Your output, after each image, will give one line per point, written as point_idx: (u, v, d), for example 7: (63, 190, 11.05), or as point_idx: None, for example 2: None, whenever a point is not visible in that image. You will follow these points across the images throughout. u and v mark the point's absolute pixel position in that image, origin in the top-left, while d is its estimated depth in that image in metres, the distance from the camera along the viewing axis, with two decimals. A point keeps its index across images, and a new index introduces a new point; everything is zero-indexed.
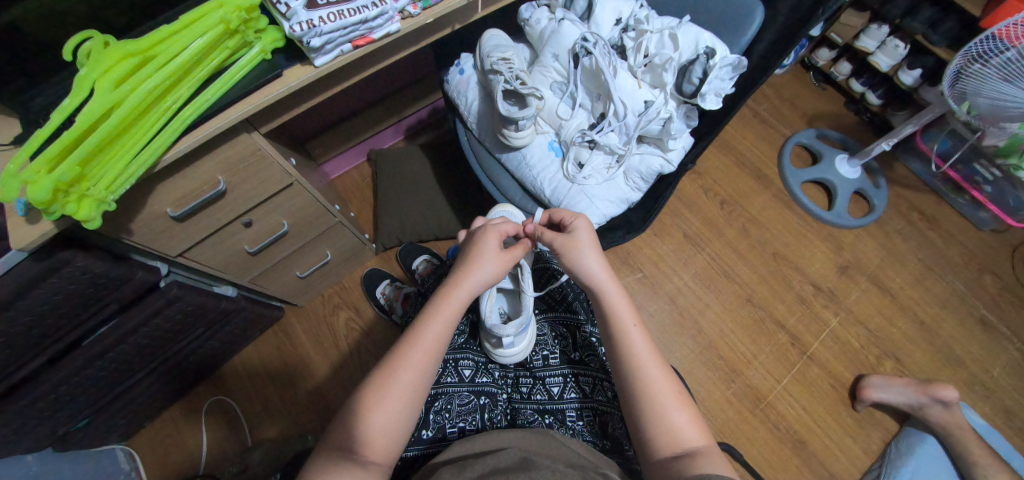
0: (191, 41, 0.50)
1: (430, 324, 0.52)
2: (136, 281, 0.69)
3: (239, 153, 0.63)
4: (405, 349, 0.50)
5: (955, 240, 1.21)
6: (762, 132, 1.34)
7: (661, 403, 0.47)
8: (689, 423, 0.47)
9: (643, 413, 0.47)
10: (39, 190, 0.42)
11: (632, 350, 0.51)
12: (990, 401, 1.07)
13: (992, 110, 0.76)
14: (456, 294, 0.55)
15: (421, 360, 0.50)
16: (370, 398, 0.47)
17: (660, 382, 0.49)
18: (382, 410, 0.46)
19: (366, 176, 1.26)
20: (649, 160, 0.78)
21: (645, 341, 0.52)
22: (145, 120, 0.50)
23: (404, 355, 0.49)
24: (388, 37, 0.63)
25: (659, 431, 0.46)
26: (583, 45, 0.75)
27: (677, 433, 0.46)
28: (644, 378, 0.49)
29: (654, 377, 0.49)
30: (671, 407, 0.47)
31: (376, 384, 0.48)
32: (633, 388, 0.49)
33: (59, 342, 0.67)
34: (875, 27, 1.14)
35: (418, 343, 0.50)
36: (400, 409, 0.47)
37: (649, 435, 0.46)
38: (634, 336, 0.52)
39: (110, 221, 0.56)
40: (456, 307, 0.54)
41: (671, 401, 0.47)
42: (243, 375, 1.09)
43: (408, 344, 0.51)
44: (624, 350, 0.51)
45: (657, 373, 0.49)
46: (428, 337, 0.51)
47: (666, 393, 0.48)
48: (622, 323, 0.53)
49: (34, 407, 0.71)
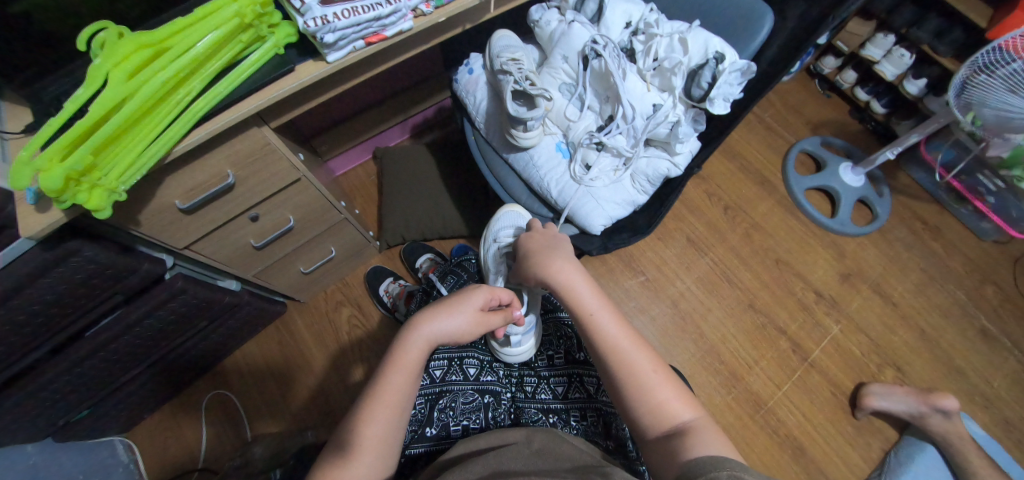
0: (206, 34, 0.50)
1: (394, 373, 0.50)
2: (141, 273, 0.69)
3: (250, 146, 0.63)
4: (375, 400, 0.49)
5: (958, 250, 1.22)
6: (767, 138, 1.34)
7: (643, 384, 0.47)
8: (675, 398, 0.46)
9: (629, 398, 0.47)
10: (51, 179, 0.43)
11: (605, 336, 0.51)
12: (990, 411, 1.07)
13: (998, 121, 0.77)
14: (422, 343, 0.52)
15: (392, 414, 0.49)
16: (337, 460, 0.46)
17: (639, 361, 0.49)
18: (352, 469, 0.45)
19: (371, 173, 1.26)
20: (656, 163, 0.78)
21: (616, 323, 0.52)
22: (156, 113, 0.50)
23: (369, 409, 0.48)
24: (401, 34, 0.63)
25: (645, 413, 0.46)
26: (593, 48, 0.75)
27: (662, 410, 0.45)
28: (620, 362, 0.49)
29: (633, 357, 0.49)
30: (655, 385, 0.47)
31: (342, 451, 0.46)
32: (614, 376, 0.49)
33: (65, 331, 0.67)
34: (881, 36, 1.14)
35: (384, 395, 0.49)
36: (374, 462, 0.46)
37: (637, 417, 0.46)
38: (604, 321, 0.52)
39: (120, 211, 0.56)
40: (417, 358, 0.52)
41: (652, 378, 0.47)
42: (244, 370, 1.08)
43: (371, 398, 0.49)
44: (598, 338, 0.51)
45: (635, 351, 0.49)
46: (395, 392, 0.50)
47: (645, 371, 0.48)
48: (588, 313, 0.53)
49: (36, 396, 0.71)
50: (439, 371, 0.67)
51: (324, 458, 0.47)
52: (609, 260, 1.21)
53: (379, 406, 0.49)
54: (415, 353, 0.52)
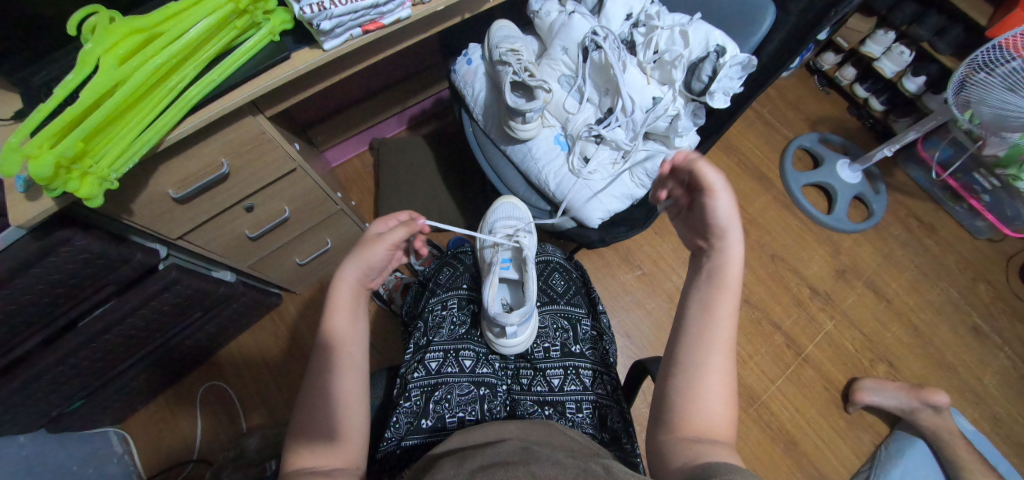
0: (198, 20, 0.49)
1: (333, 321, 0.50)
2: (134, 263, 0.68)
3: (245, 135, 0.62)
4: (326, 357, 0.48)
5: (952, 248, 1.22)
6: (766, 134, 1.34)
7: (703, 386, 0.41)
8: (726, 420, 0.41)
9: (680, 386, 0.42)
10: (41, 166, 0.42)
11: (705, 327, 0.43)
12: (979, 407, 1.08)
13: (994, 119, 0.77)
14: (346, 285, 0.52)
15: (343, 363, 0.48)
16: (303, 423, 0.45)
17: (716, 368, 0.42)
18: (319, 426, 0.45)
19: (368, 164, 1.25)
20: (655, 157, 0.78)
21: (730, 326, 0.44)
22: (149, 100, 0.49)
23: (325, 365, 0.47)
24: (399, 23, 0.62)
25: (682, 407, 0.41)
26: (593, 39, 0.74)
27: (706, 420, 0.40)
28: (706, 356, 0.42)
29: (717, 364, 0.42)
30: (711, 397, 0.41)
31: (302, 413, 0.45)
32: (686, 359, 0.43)
33: (56, 322, 0.66)
34: (881, 33, 1.14)
35: (334, 346, 0.48)
36: (336, 412, 0.46)
37: (678, 408, 0.41)
38: (718, 315, 0.44)
39: (111, 199, 0.55)
40: (348, 300, 0.51)
41: (716, 389, 0.41)
42: (239, 361, 1.08)
43: (322, 355, 0.48)
44: (696, 324, 0.44)
45: (721, 359, 0.43)
46: (339, 338, 0.49)
47: (721, 383, 0.42)
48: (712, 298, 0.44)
49: (28, 386, 0.71)
50: (435, 363, 0.67)
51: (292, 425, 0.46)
52: (606, 254, 1.21)
53: (333, 357, 0.48)
54: (345, 299, 0.51)
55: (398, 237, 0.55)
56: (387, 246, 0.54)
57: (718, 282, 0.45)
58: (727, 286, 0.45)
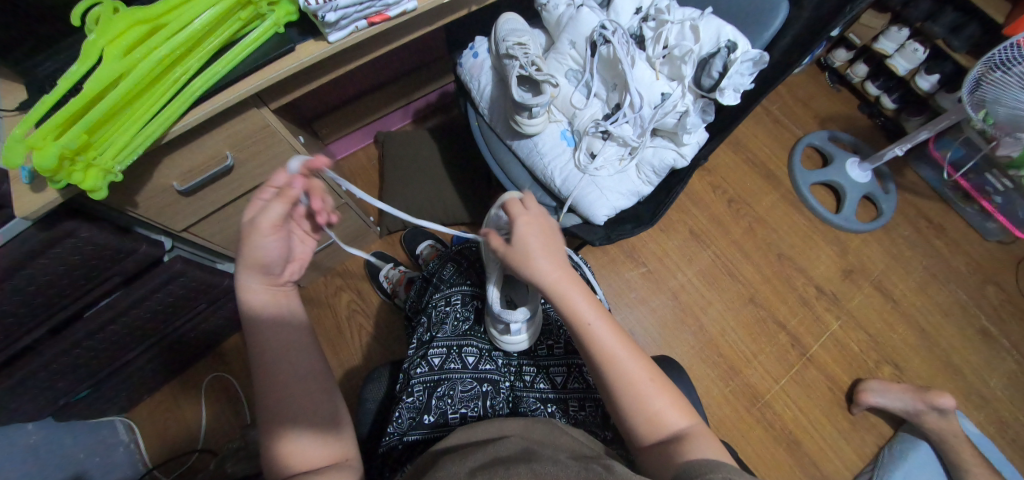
0: (202, 11, 0.48)
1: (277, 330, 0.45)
2: (139, 255, 0.68)
3: (249, 128, 0.61)
4: (278, 358, 0.44)
5: (961, 249, 1.21)
6: (775, 131, 1.33)
7: (639, 395, 0.44)
8: (671, 406, 0.44)
9: (624, 408, 0.44)
10: (45, 158, 0.42)
11: (599, 345, 0.45)
12: (985, 411, 1.07)
13: (1011, 119, 0.76)
14: (257, 290, 0.45)
15: (298, 367, 0.45)
16: (276, 433, 0.42)
17: (636, 371, 0.45)
18: (297, 430, 0.42)
19: (372, 158, 1.24)
20: (663, 153, 0.77)
21: (611, 333, 0.46)
22: (152, 91, 0.48)
23: (281, 367, 0.44)
24: (404, 15, 0.61)
25: (635, 422, 0.44)
26: (602, 33, 0.73)
27: (659, 418, 0.43)
28: (618, 371, 0.44)
29: (631, 367, 0.45)
30: (650, 397, 0.44)
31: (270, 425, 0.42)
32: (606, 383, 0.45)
33: (63, 312, 0.67)
34: (895, 30, 1.12)
35: (290, 346, 0.45)
36: (307, 412, 0.44)
37: (632, 424, 0.44)
38: (598, 330, 0.46)
39: (115, 192, 0.55)
40: (277, 304, 0.46)
41: (649, 389, 0.44)
42: (243, 352, 1.09)
43: (275, 360, 0.44)
44: (591, 346, 0.46)
45: (632, 360, 0.45)
46: (289, 343, 0.45)
47: (644, 382, 0.44)
48: (583, 322, 0.46)
49: (35, 376, 0.71)
50: (438, 359, 0.67)
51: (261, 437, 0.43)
52: (610, 251, 1.20)
53: (286, 354, 0.45)
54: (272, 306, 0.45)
55: (279, 216, 0.42)
56: (267, 230, 0.42)
57: (575, 314, 0.46)
58: (583, 317, 0.46)
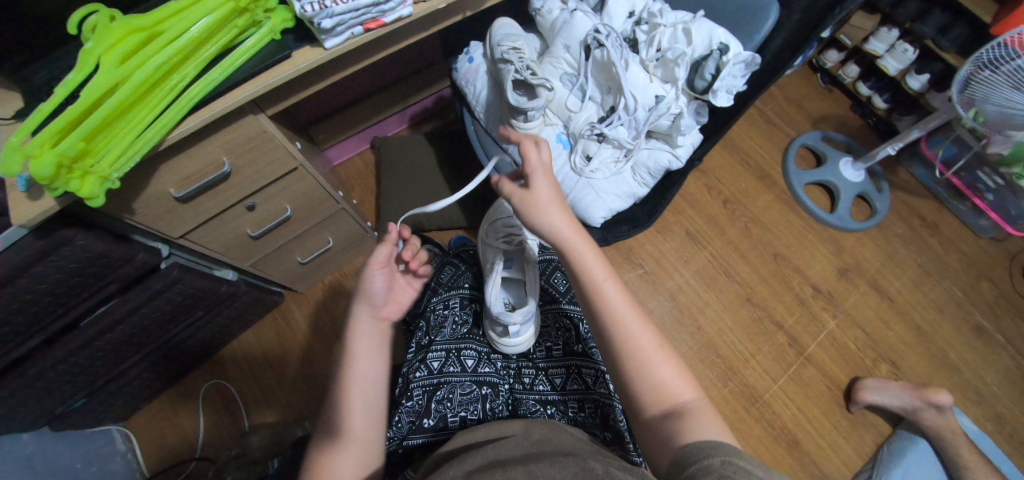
0: (198, 19, 0.49)
1: (351, 364, 0.53)
2: (136, 262, 0.68)
3: (245, 134, 0.62)
4: (346, 382, 0.52)
5: (955, 247, 1.22)
6: (768, 132, 1.34)
7: (644, 363, 0.45)
8: (675, 376, 0.45)
9: (630, 373, 0.45)
10: (42, 166, 0.42)
11: (608, 306, 0.48)
12: (982, 407, 1.08)
13: (1000, 117, 0.78)
14: (363, 323, 0.55)
15: (358, 401, 0.51)
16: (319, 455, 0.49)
17: (643, 337, 0.46)
18: (336, 458, 0.49)
19: (369, 163, 1.25)
20: (657, 155, 0.78)
21: (623, 295, 0.48)
22: (150, 98, 0.49)
23: (347, 391, 0.51)
24: (400, 21, 0.62)
25: (640, 389, 0.45)
26: (595, 37, 0.74)
27: (663, 389, 0.44)
28: (626, 334, 0.46)
29: (637, 332, 0.47)
30: (655, 363, 0.46)
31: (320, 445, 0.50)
32: (613, 350, 0.47)
33: (60, 320, 0.67)
34: (885, 31, 1.14)
35: (357, 376, 0.52)
36: (350, 446, 0.49)
37: (636, 393, 0.45)
38: (610, 290, 0.48)
39: (113, 199, 0.55)
40: (369, 338, 0.54)
41: (655, 356, 0.46)
42: (241, 359, 1.08)
43: (344, 382, 0.52)
44: (600, 307, 0.48)
45: (640, 327, 0.47)
46: (356, 379, 0.52)
47: (649, 348, 0.46)
48: (596, 280, 0.49)
49: (31, 385, 0.71)
50: (437, 363, 0.67)
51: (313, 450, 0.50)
52: (607, 253, 1.21)
53: (353, 383, 0.52)
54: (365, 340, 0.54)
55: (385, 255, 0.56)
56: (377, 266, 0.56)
57: (587, 276, 0.49)
58: (595, 277, 0.49)
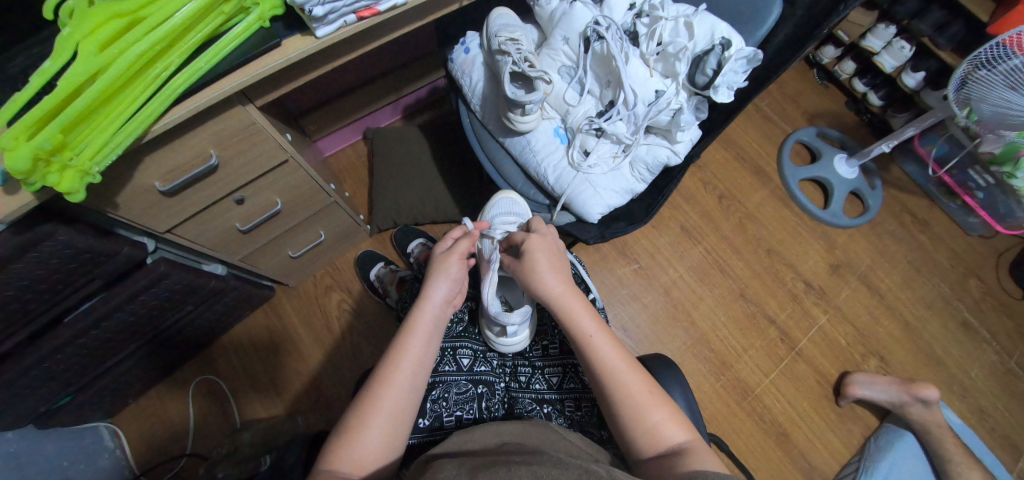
0: (182, 5, 0.46)
1: (409, 339, 0.53)
2: (121, 258, 0.66)
3: (233, 126, 0.59)
4: (394, 358, 0.51)
5: (944, 244, 1.23)
6: (765, 128, 1.33)
7: (637, 408, 0.48)
8: (668, 420, 0.47)
9: (624, 420, 0.48)
10: (18, 159, 0.39)
11: (600, 358, 0.51)
12: (967, 401, 1.10)
13: (995, 117, 0.77)
14: (431, 303, 0.56)
15: (406, 379, 0.50)
16: (355, 420, 0.47)
17: (634, 385, 0.49)
18: (369, 430, 0.46)
19: (361, 154, 1.22)
20: (656, 151, 0.77)
21: (612, 347, 0.51)
22: (133, 87, 0.46)
23: (392, 368, 0.50)
24: (394, 9, 0.59)
25: (635, 434, 0.47)
26: (595, 29, 0.72)
27: (657, 432, 0.46)
28: (618, 382, 0.49)
29: (629, 380, 0.49)
30: (648, 407, 0.48)
31: (358, 409, 0.48)
32: (607, 398, 0.49)
33: (43, 317, 0.65)
34: (882, 27, 1.13)
35: (405, 356, 0.51)
36: (387, 424, 0.47)
37: (631, 437, 0.47)
38: (600, 344, 0.52)
39: (95, 193, 0.53)
40: (431, 321, 0.55)
41: (647, 401, 0.48)
42: (231, 354, 1.07)
43: (393, 358, 0.51)
44: (592, 360, 0.51)
45: (631, 374, 0.50)
46: (409, 355, 0.52)
47: (642, 394, 0.48)
48: (585, 335, 0.52)
49: (13, 384, 0.69)
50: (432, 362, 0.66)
51: (343, 420, 0.48)
52: (603, 248, 1.21)
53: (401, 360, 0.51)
54: (427, 321, 0.55)
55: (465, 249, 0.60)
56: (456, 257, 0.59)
57: (578, 333, 0.53)
58: (585, 333, 0.52)
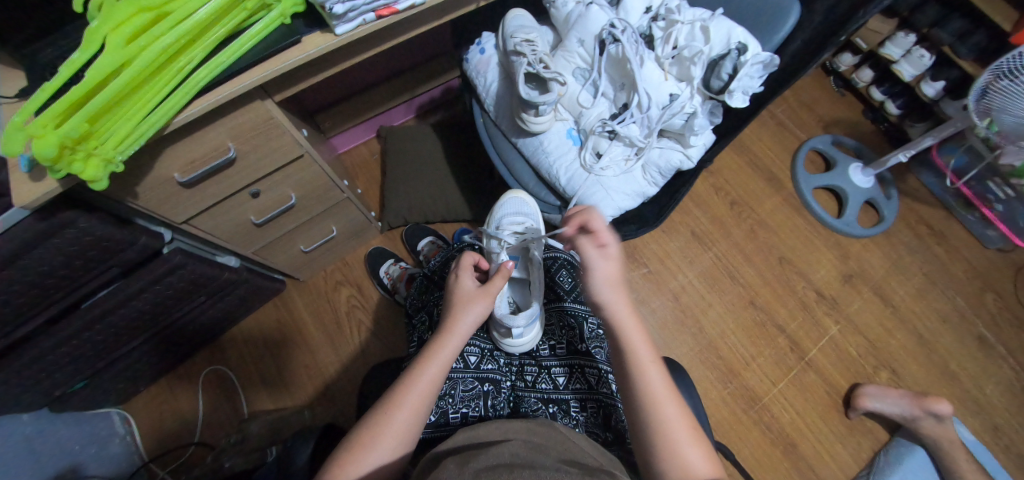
0: (206, 1, 0.47)
1: (428, 365, 0.51)
2: (139, 246, 0.67)
3: (253, 120, 0.60)
4: (409, 382, 0.49)
5: (961, 257, 1.21)
6: (779, 134, 1.32)
7: (673, 440, 0.42)
8: (705, 462, 0.42)
9: (657, 449, 0.42)
10: (45, 146, 0.41)
11: (646, 382, 0.45)
12: (980, 417, 1.08)
13: (1017, 129, 0.76)
14: (454, 335, 0.53)
15: (417, 405, 0.48)
16: (364, 437, 0.46)
17: (675, 419, 0.43)
18: (378, 449, 0.45)
19: (374, 152, 1.23)
20: (669, 155, 0.76)
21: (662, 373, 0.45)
22: (157, 80, 0.47)
23: (404, 391, 0.49)
24: (412, 9, 0.60)
25: (666, 467, 0.41)
26: (611, 32, 0.72)
27: (692, 474, 0.40)
28: (659, 411, 0.43)
29: (671, 414, 0.43)
30: (687, 445, 0.42)
31: (368, 425, 0.47)
32: (642, 422, 0.43)
33: (61, 302, 0.66)
34: (902, 35, 1.12)
35: (419, 382, 0.49)
36: (394, 448, 0.46)
37: (658, 470, 0.41)
38: (651, 369, 0.45)
39: (116, 182, 0.54)
40: (452, 352, 0.53)
41: (686, 439, 0.42)
42: (241, 346, 1.08)
43: (407, 381, 0.50)
44: (635, 382, 0.45)
45: (673, 405, 0.44)
46: (425, 382, 0.50)
47: (682, 429, 0.42)
48: (636, 353, 0.46)
49: (31, 367, 0.70)
50: None
51: (350, 434, 0.47)
52: None
53: (415, 385, 0.49)
54: (449, 350, 0.52)
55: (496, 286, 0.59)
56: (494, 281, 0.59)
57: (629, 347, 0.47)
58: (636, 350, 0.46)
